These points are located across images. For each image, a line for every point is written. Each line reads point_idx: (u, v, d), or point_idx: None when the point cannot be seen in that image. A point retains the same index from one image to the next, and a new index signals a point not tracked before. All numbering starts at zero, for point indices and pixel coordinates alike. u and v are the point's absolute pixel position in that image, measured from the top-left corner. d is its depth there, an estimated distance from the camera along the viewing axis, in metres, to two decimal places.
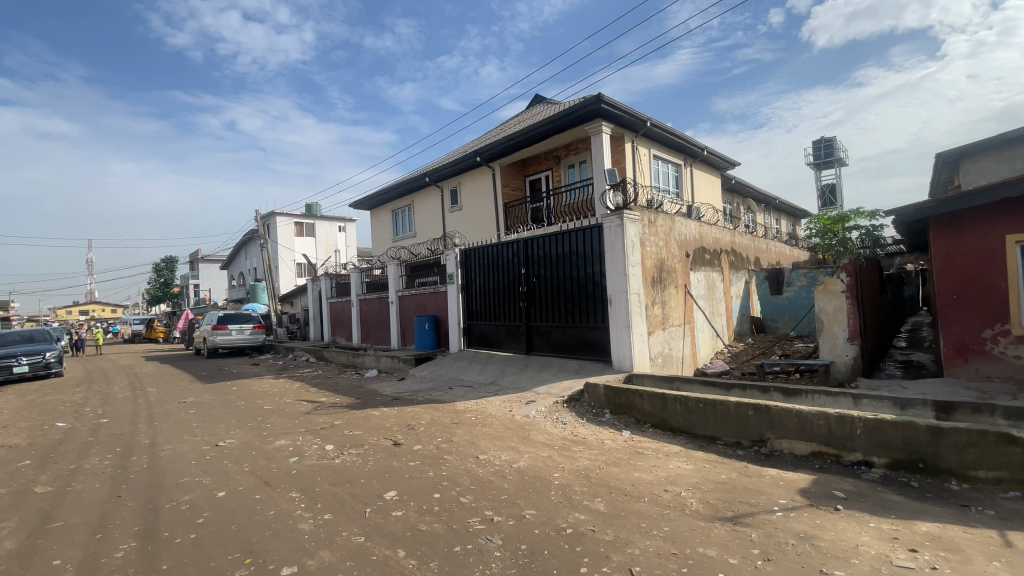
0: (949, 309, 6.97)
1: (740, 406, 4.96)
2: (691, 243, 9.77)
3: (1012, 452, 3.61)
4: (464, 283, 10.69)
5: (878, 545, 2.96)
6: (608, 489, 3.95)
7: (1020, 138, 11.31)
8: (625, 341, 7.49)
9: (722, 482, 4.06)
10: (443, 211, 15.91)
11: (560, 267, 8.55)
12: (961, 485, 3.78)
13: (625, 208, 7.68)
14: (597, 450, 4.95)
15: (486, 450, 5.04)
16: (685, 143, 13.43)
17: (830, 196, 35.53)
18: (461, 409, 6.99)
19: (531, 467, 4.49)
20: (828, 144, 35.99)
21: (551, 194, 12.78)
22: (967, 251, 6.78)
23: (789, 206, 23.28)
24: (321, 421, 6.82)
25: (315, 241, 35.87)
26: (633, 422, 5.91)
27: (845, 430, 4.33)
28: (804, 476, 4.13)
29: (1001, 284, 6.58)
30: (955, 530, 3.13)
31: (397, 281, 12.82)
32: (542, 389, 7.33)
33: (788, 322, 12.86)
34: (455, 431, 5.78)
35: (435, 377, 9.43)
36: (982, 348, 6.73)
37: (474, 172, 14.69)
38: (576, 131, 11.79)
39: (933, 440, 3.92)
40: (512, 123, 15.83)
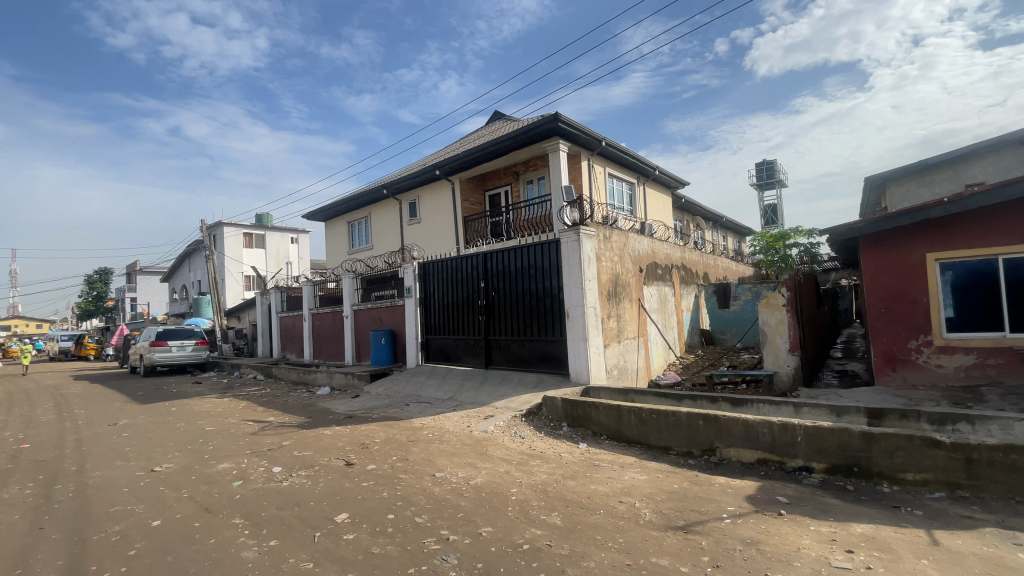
0: (878, 322, 7.50)
1: (690, 416, 5.13)
2: (644, 258, 10.09)
3: (935, 454, 3.90)
4: (421, 297, 10.56)
5: (819, 547, 3.12)
6: (564, 502, 3.96)
7: (938, 165, 12.47)
8: (582, 354, 7.60)
9: (674, 491, 4.16)
10: (401, 224, 15.74)
11: (518, 281, 8.62)
12: (892, 487, 4.04)
13: (581, 224, 7.84)
14: (554, 464, 4.98)
15: (443, 468, 4.96)
16: (638, 162, 13.94)
17: (773, 215, 37.64)
18: (418, 426, 6.86)
19: (488, 483, 4.45)
20: (770, 166, 38.31)
21: (510, 209, 12.90)
22: (893, 267, 7.36)
23: (734, 224, 24.57)
24: (268, 442, 6.50)
25: (265, 253, 34.52)
26: (589, 434, 5.98)
27: (788, 437, 4.56)
28: (750, 483, 4.30)
29: (923, 298, 7.17)
30: (887, 530, 3.34)
31: (352, 295, 12.50)
32: (500, 403, 7.30)
33: (735, 334, 13.47)
34: (411, 449, 5.66)
35: (391, 394, 9.20)
36: (908, 357, 7.27)
37: (433, 185, 14.64)
38: (535, 148, 12.00)
39: (866, 445, 4.17)
40: (470, 138, 15.94)
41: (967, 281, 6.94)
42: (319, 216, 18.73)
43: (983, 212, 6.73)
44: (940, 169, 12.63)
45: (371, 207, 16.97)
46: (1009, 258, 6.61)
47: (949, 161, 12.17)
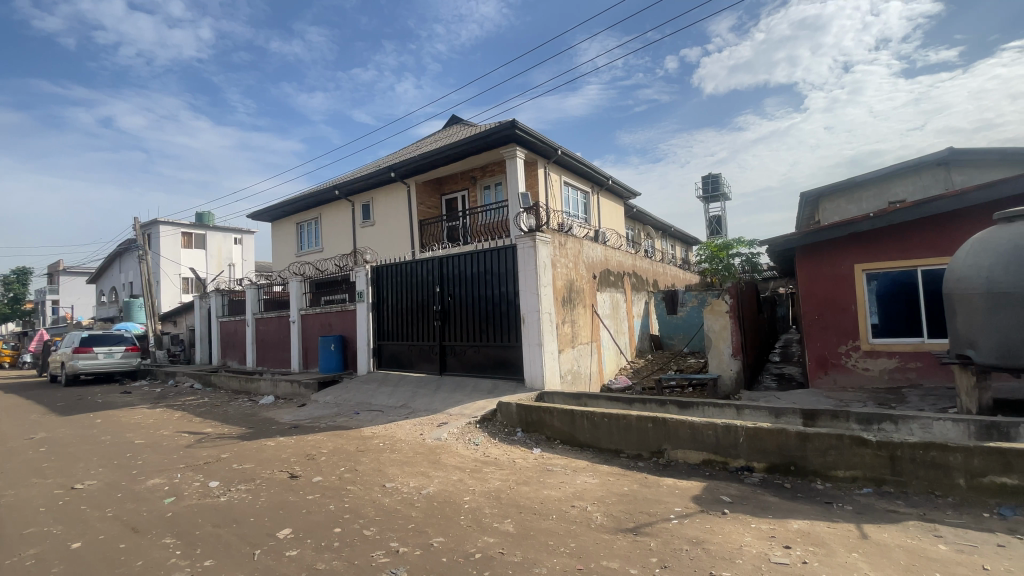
0: (812, 328, 7.99)
1: (640, 420, 5.25)
2: (598, 265, 10.31)
3: (863, 452, 4.17)
4: (374, 301, 10.30)
5: (759, 544, 3.26)
6: (518, 509, 3.95)
7: (864, 183, 13.52)
8: (537, 359, 7.64)
9: (625, 494, 4.24)
10: (354, 226, 15.32)
11: (474, 286, 8.58)
12: (825, 483, 4.29)
13: (537, 230, 7.91)
14: (508, 470, 4.96)
15: (394, 478, 4.82)
16: (593, 172, 14.28)
17: (717, 226, 39.50)
18: (368, 435, 6.66)
19: (440, 492, 4.37)
20: (715, 180, 40.22)
21: (466, 213, 12.85)
22: (825, 276, 7.88)
23: (682, 234, 25.61)
24: (205, 455, 6.11)
25: (206, 254, 32.67)
26: (543, 439, 6.01)
27: (731, 439, 4.75)
28: (695, 484, 4.45)
29: (851, 306, 7.71)
30: (821, 526, 3.54)
31: (300, 299, 12.03)
32: (454, 410, 7.21)
33: (682, 339, 14.02)
34: (361, 459, 5.48)
35: (340, 402, 8.90)
36: (839, 361, 7.79)
37: (387, 188, 14.37)
38: (492, 154, 12.03)
39: (802, 444, 4.42)
40: (427, 142, 15.79)
41: (890, 291, 7.52)
42: (266, 216, 17.93)
43: (904, 227, 7.33)
44: (866, 187, 13.70)
45: (322, 208, 16.43)
46: (927, 269, 7.22)
47: (874, 179, 13.23)
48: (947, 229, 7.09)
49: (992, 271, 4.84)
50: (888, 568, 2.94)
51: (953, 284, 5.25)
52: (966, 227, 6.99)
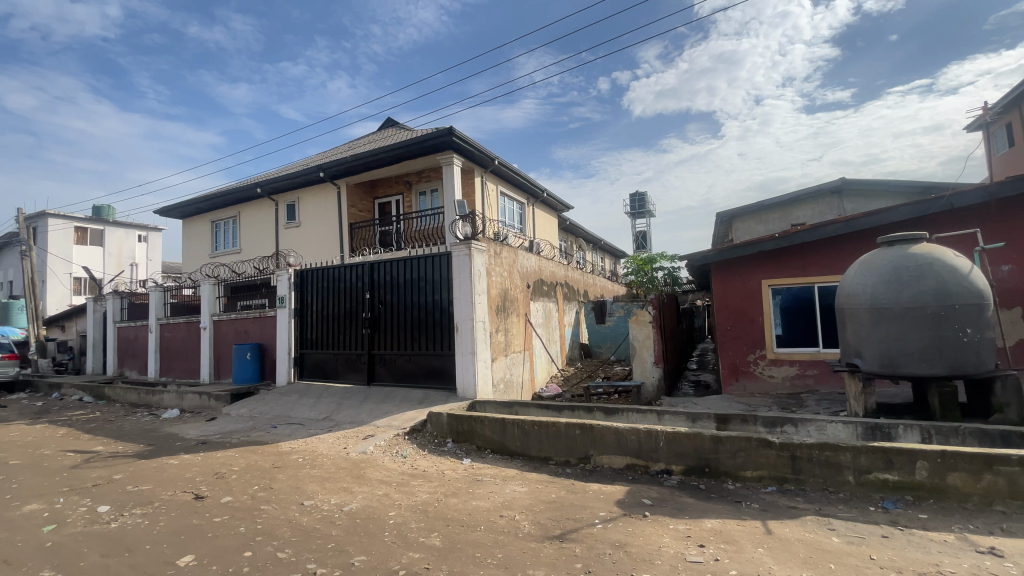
0: (725, 337, 8.60)
1: (569, 427, 5.36)
2: (531, 274, 10.45)
3: (768, 453, 4.53)
4: (297, 307, 9.73)
5: (676, 544, 3.42)
6: (445, 521, 3.87)
7: (772, 206, 14.86)
8: (470, 368, 7.58)
9: (552, 501, 4.30)
10: (277, 227, 14.47)
11: (406, 293, 8.39)
12: (735, 484, 4.60)
13: (473, 238, 7.87)
14: (436, 482, 4.85)
15: (314, 495, 4.55)
16: (528, 183, 14.54)
17: (642, 241, 41.56)
18: (286, 450, 6.25)
19: (364, 509, 4.17)
20: (641, 197, 42.40)
21: (400, 218, 12.57)
22: (736, 290, 8.53)
23: (611, 247, 26.67)
24: (94, 476, 5.44)
25: (103, 252, 29.37)
26: (473, 449, 5.96)
27: (652, 443, 4.98)
28: (619, 488, 4.61)
29: (758, 318, 8.39)
30: (732, 523, 3.78)
31: (212, 303, 11.13)
32: (382, 422, 6.96)
33: (610, 347, 14.59)
34: (277, 477, 5.13)
35: (255, 416, 8.29)
36: (748, 369, 8.43)
37: (316, 188, 13.74)
38: (427, 159, 11.86)
39: (715, 447, 4.72)
40: (360, 143, 15.30)
41: (792, 305, 8.26)
42: (176, 212, 16.47)
43: (805, 248, 8.12)
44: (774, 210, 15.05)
45: (242, 207, 15.39)
46: (822, 286, 8.04)
47: (780, 202, 14.58)
48: (839, 251, 7.95)
49: (875, 289, 5.48)
50: (789, 561, 3.18)
51: (843, 300, 5.88)
52: (854, 250, 7.87)
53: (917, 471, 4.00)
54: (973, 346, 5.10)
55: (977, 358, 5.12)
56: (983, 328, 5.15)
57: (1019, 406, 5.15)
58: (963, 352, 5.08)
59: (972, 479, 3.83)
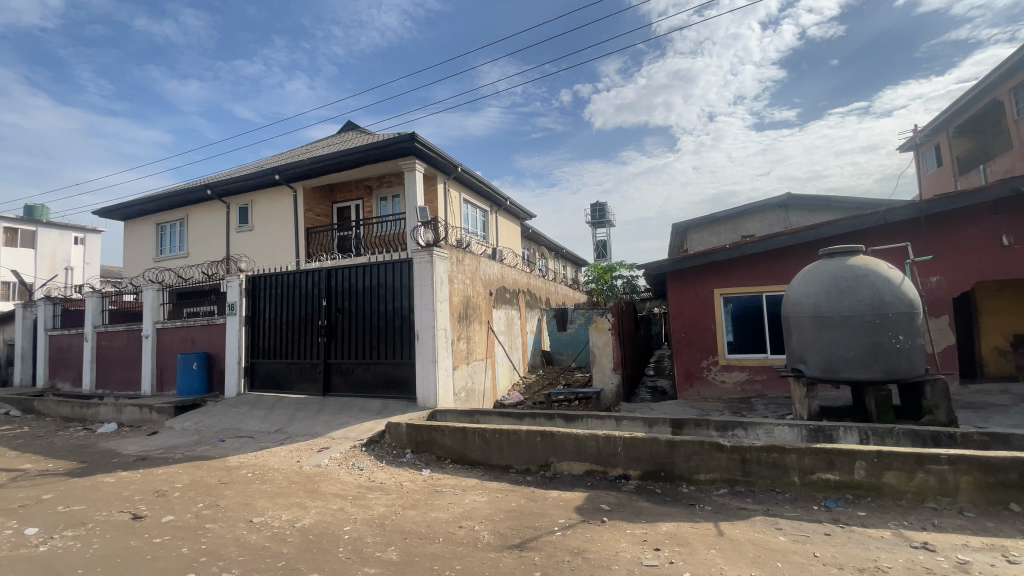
0: (680, 344, 8.87)
1: (530, 434, 5.37)
2: (494, 282, 10.46)
3: (720, 456, 4.68)
4: (248, 314, 9.34)
5: (633, 549, 3.48)
6: (402, 534, 3.78)
7: (724, 218, 15.52)
8: (430, 377, 7.47)
9: (512, 509, 4.28)
10: (228, 231, 13.87)
11: (365, 300, 8.22)
12: (689, 487, 4.74)
13: (435, 245, 7.81)
14: (394, 494, 4.74)
15: (264, 511, 4.36)
16: (491, 191, 14.58)
17: (602, 250, 42.41)
18: (235, 465, 5.96)
19: (317, 524, 4.03)
20: (601, 208, 43.32)
21: (360, 224, 12.32)
22: (690, 299, 8.83)
23: (572, 256, 27.05)
24: (19, 497, 5.01)
25: (35, 255, 27.27)
26: (433, 459, 5.87)
27: (611, 449, 5.06)
28: (578, 495, 4.65)
29: (711, 325, 8.71)
30: (686, 526, 3.89)
31: (155, 310, 10.52)
32: (337, 434, 6.76)
33: (571, 354, 14.78)
34: (224, 493, 4.88)
35: (201, 429, 7.87)
36: (702, 375, 8.71)
37: (270, 191, 13.29)
38: (389, 164, 11.69)
39: (670, 451, 4.84)
40: (319, 146, 14.93)
41: (742, 313, 8.62)
42: (118, 214, 15.52)
43: (754, 259, 8.51)
44: (725, 221, 15.72)
45: (191, 209, 14.68)
46: (770, 295, 8.44)
47: (732, 215, 15.25)
48: (786, 262, 8.38)
49: (817, 298, 5.81)
50: (739, 561, 3.30)
51: (789, 308, 6.20)
52: (799, 261, 8.32)
53: (856, 470, 4.24)
54: (906, 352, 5.46)
55: (910, 363, 5.48)
56: (914, 335, 5.52)
57: (948, 407, 5.53)
58: (897, 357, 5.43)
59: (906, 477, 4.09)
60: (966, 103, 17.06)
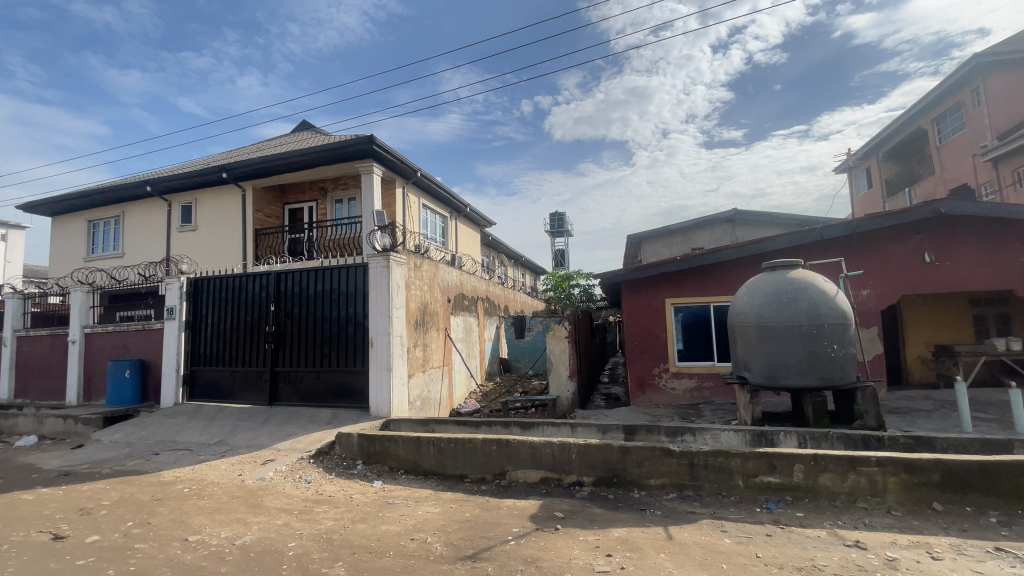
0: (633, 352, 9.09)
1: (485, 443, 5.34)
2: (452, 288, 10.37)
3: (670, 461, 4.82)
4: (189, 319, 8.81)
5: (586, 555, 3.51)
6: (350, 549, 3.65)
7: (675, 231, 16.11)
8: (384, 385, 7.29)
9: (466, 520, 4.23)
10: (170, 230, 13.10)
11: (316, 306, 7.95)
12: (641, 492, 4.84)
13: (391, 250, 7.65)
14: (343, 508, 4.57)
15: (201, 529, 4.10)
16: (450, 197, 14.50)
17: (561, 259, 42.98)
18: (170, 480, 5.58)
19: (259, 541, 3.83)
20: (560, 218, 44.01)
21: (313, 226, 11.93)
22: (644, 308, 9.08)
23: (532, 264, 27.25)
24: None
25: None
26: (386, 470, 5.72)
27: (565, 456, 5.10)
28: (532, 503, 4.64)
29: (662, 333, 8.98)
30: (637, 531, 3.96)
31: (84, 314, 9.76)
32: (284, 445, 6.47)
33: (529, 362, 14.83)
34: (157, 510, 4.56)
35: (133, 442, 7.34)
36: (653, 382, 8.96)
37: (217, 190, 12.68)
38: (345, 166, 11.41)
39: (623, 457, 4.94)
40: (271, 144, 14.39)
41: (692, 322, 8.94)
42: (45, 209, 14.37)
43: (703, 270, 8.87)
44: (677, 234, 16.31)
45: (128, 205, 13.77)
46: (717, 306, 8.81)
47: (683, 227, 15.84)
48: (732, 273, 8.78)
49: (760, 309, 6.11)
50: (687, 564, 3.39)
51: (735, 318, 6.50)
52: (744, 273, 8.74)
53: (795, 473, 4.46)
54: (839, 360, 5.82)
55: (843, 370, 5.85)
56: (847, 344, 5.89)
57: (876, 412, 5.93)
58: (831, 365, 5.78)
59: (840, 479, 4.35)
60: (894, 129, 18.57)
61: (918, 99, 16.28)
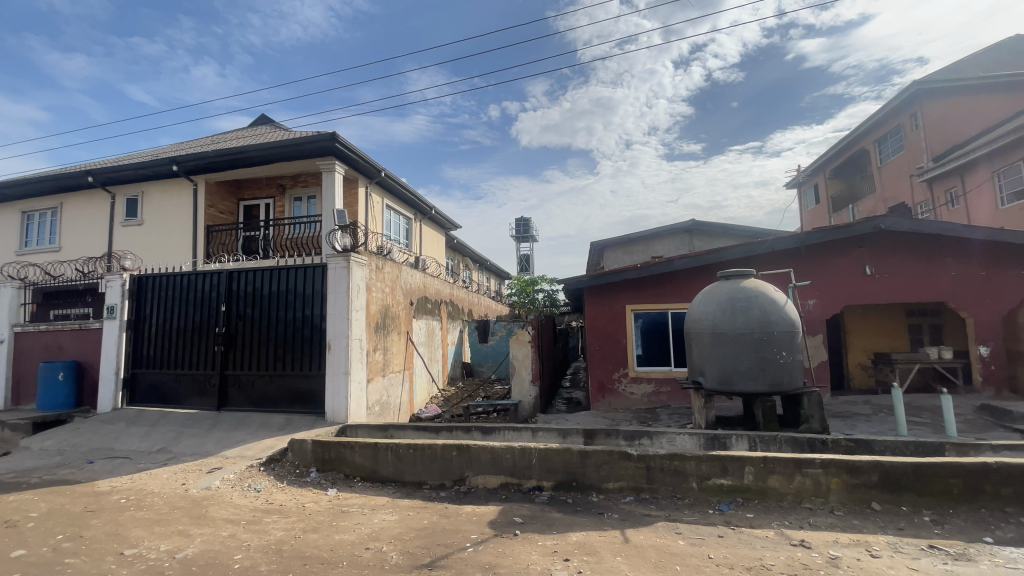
0: (594, 357, 9.22)
1: (445, 448, 5.27)
2: (415, 291, 10.22)
3: (627, 466, 4.89)
4: (132, 319, 8.30)
5: (544, 561, 3.50)
6: (301, 560, 3.51)
7: (636, 239, 16.49)
8: (341, 390, 7.09)
9: (424, 527, 4.15)
10: (114, 224, 12.34)
11: (271, 307, 7.66)
12: (599, 495, 4.90)
13: (352, 251, 7.47)
14: (295, 517, 4.40)
15: (138, 542, 3.85)
16: (415, 199, 14.33)
17: (525, 264, 43.12)
18: (105, 490, 5.22)
19: (203, 554, 3.63)
20: (525, 223, 44.24)
21: (270, 224, 11.50)
22: (605, 314, 9.23)
23: (496, 268, 27.26)
24: None
25: None
26: (341, 478, 5.55)
27: (525, 461, 5.10)
28: (491, 508, 4.61)
29: (622, 339, 9.15)
30: (595, 535, 4.00)
31: (14, 311, 9.01)
32: (232, 453, 6.18)
33: (491, 366, 14.79)
34: (90, 523, 4.24)
35: (65, 449, 6.83)
36: (613, 387, 9.10)
37: (167, 183, 12.05)
38: (306, 162, 11.09)
39: (583, 461, 4.98)
40: (227, 138, 13.81)
41: (651, 328, 9.16)
42: None
43: (662, 278, 9.11)
44: (638, 242, 16.69)
45: (67, 196, 12.88)
46: (675, 313, 9.07)
47: (644, 236, 16.25)
48: (689, 282, 9.07)
49: (716, 317, 6.33)
50: (643, 566, 3.44)
51: (691, 325, 6.70)
52: (701, 282, 9.03)
53: (746, 475, 4.63)
54: (787, 366, 6.09)
55: (791, 376, 6.11)
56: (795, 351, 6.17)
57: (820, 416, 6.25)
58: (780, 371, 6.04)
59: (786, 480, 4.54)
60: (841, 149, 19.71)
61: (861, 121, 17.39)
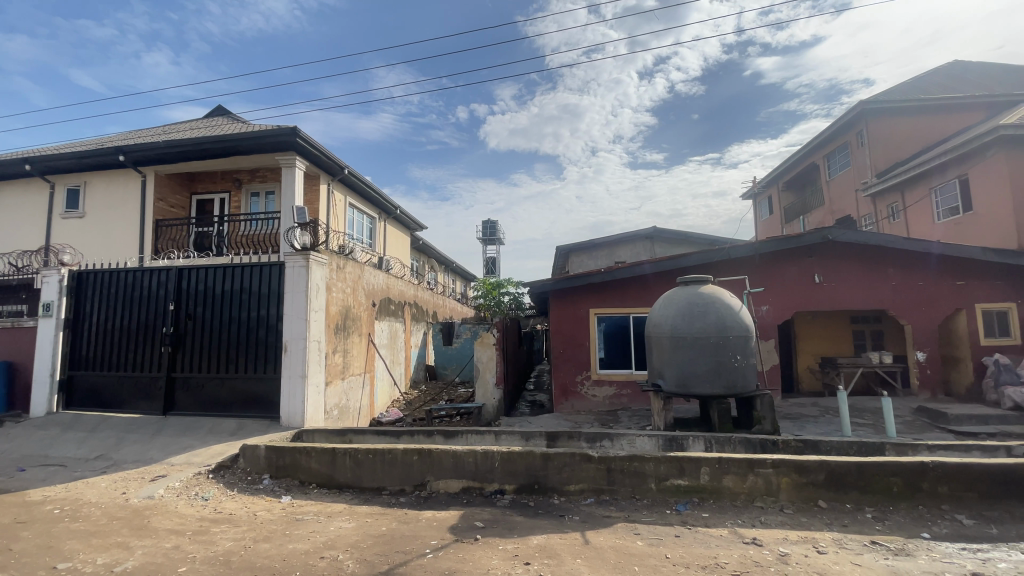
0: (558, 360, 9.28)
1: (406, 453, 5.18)
2: (378, 292, 10.02)
3: (589, 468, 4.94)
4: (70, 317, 7.77)
5: (504, 565, 3.48)
6: (251, 572, 3.35)
7: (600, 244, 16.76)
8: (298, 394, 6.84)
9: (383, 534, 4.05)
10: (52, 215, 11.54)
11: (224, 306, 7.33)
12: (560, 498, 4.92)
13: (312, 250, 7.25)
14: (245, 527, 4.21)
15: (72, 555, 3.58)
16: (380, 198, 14.08)
17: (492, 267, 43.02)
18: (35, 500, 4.84)
19: (143, 567, 3.42)
20: (492, 225, 44.15)
21: (224, 220, 11.02)
22: (569, 317, 9.31)
23: (462, 270, 27.09)
24: None
25: None
26: (296, 484, 5.35)
27: (487, 464, 5.07)
28: (452, 513, 4.56)
29: (586, 343, 9.26)
30: (556, 537, 4.01)
31: None
32: (178, 460, 5.86)
33: (456, 369, 14.68)
34: (17, 536, 3.92)
35: None
36: (576, 390, 9.19)
37: (114, 174, 11.37)
38: (265, 157, 10.71)
39: (545, 464, 5.00)
40: (181, 129, 13.18)
41: (614, 332, 9.32)
42: None
43: (625, 283, 9.29)
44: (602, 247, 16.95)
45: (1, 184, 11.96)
46: (636, 317, 9.26)
47: (607, 241, 16.53)
48: (650, 287, 9.28)
49: (675, 321, 6.49)
50: (602, 568, 3.48)
51: (652, 329, 6.85)
52: (661, 287, 9.26)
53: (702, 476, 4.75)
54: (742, 370, 6.30)
55: (745, 380, 6.33)
56: (749, 355, 6.40)
57: (771, 418, 6.50)
58: (735, 375, 6.25)
59: (740, 480, 4.69)
60: (793, 163, 20.70)
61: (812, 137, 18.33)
